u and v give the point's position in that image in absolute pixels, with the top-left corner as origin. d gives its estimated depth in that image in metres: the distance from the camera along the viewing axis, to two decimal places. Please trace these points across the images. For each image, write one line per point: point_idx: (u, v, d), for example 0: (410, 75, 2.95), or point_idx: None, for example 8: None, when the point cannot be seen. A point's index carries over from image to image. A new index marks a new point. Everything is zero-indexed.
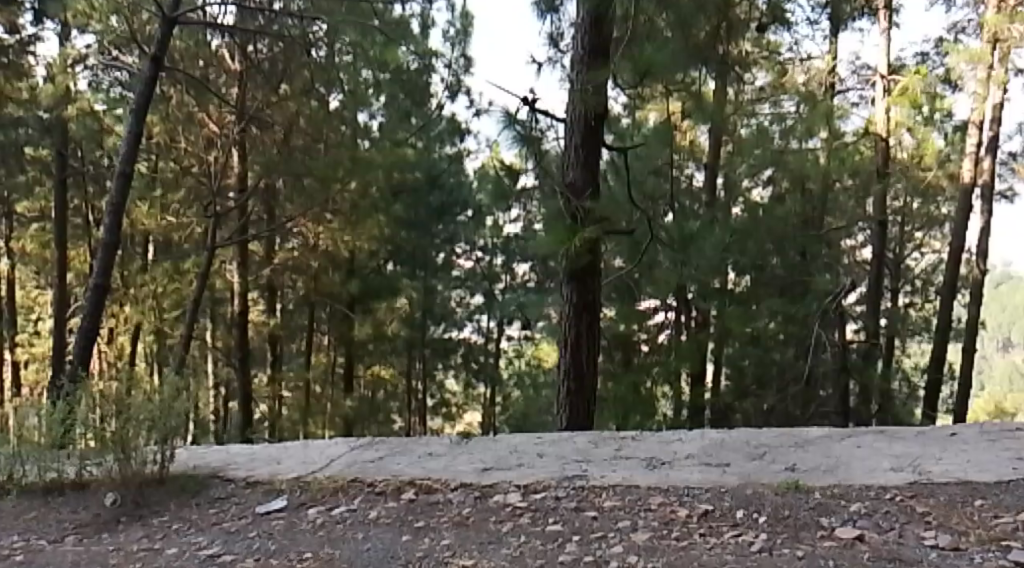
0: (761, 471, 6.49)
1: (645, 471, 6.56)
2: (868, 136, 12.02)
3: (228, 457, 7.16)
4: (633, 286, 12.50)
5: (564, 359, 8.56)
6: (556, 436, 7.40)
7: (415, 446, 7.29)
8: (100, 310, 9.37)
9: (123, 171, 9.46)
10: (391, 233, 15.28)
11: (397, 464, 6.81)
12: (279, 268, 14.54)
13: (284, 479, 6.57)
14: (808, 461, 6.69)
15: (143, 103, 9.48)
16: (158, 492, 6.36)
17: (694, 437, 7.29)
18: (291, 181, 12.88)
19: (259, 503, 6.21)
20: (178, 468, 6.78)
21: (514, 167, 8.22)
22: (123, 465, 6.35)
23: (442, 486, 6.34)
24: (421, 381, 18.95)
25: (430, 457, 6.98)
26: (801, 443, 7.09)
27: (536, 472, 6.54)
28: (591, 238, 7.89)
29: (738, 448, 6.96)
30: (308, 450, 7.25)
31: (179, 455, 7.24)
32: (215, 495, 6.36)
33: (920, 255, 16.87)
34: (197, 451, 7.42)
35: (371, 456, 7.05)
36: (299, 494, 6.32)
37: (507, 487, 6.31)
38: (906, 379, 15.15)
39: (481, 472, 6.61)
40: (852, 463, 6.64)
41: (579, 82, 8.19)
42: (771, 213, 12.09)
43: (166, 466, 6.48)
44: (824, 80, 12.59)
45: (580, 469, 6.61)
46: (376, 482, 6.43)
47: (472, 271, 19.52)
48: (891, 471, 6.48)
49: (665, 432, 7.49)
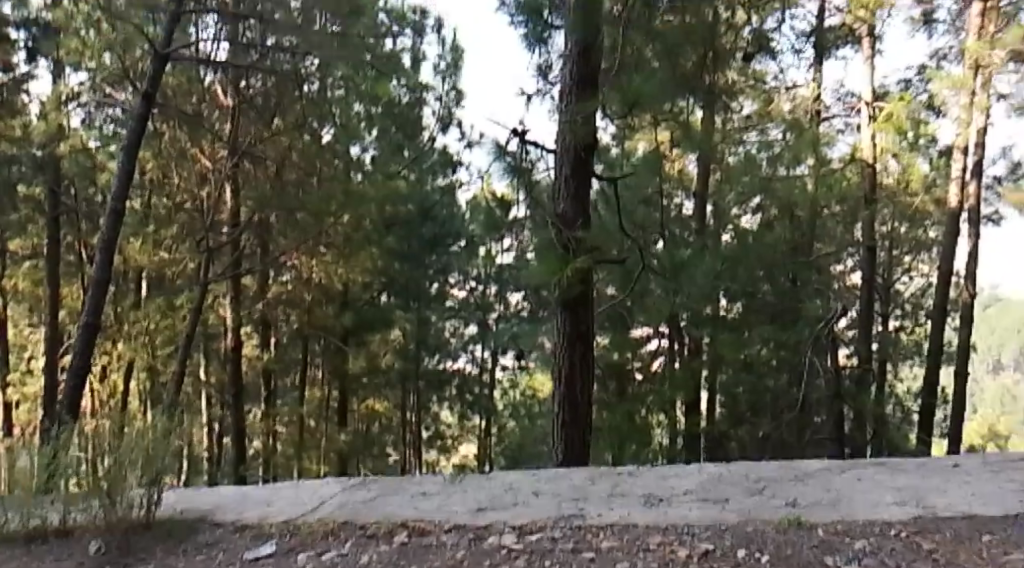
0: (761, 507, 6.43)
1: (641, 509, 6.50)
2: (855, 163, 11.99)
3: (217, 500, 7.06)
4: (627, 315, 12.45)
5: (558, 391, 8.50)
6: (551, 473, 7.34)
7: (408, 485, 7.22)
8: (91, 348, 9.28)
9: (114, 208, 9.40)
10: (383, 267, 15.23)
11: (389, 505, 6.74)
12: (271, 302, 14.49)
13: (275, 522, 6.50)
14: (808, 495, 6.63)
15: (134, 141, 9.44)
16: (145, 539, 6.28)
17: (691, 472, 7.23)
18: (283, 216, 12.84)
19: (248, 549, 6.13)
20: (165, 513, 6.67)
21: (505, 199, 8.15)
22: (108, 510, 6.27)
23: (435, 528, 6.28)
24: (415, 413, 18.85)
25: (423, 496, 6.91)
26: (801, 476, 7.03)
27: (531, 512, 6.48)
28: (583, 269, 7.86)
29: (737, 483, 6.89)
30: (299, 491, 7.16)
31: (168, 498, 7.16)
32: (203, 541, 6.28)
33: (911, 278, 16.87)
34: (186, 493, 7.34)
35: (362, 496, 6.97)
36: (288, 538, 6.25)
37: (502, 528, 6.24)
38: (900, 403, 15.11)
39: (475, 512, 6.54)
40: (854, 497, 6.59)
41: (569, 112, 8.14)
42: (763, 240, 12.02)
43: (151, 510, 6.40)
44: (809, 107, 12.50)
45: (576, 507, 6.54)
46: (368, 525, 6.36)
47: (465, 301, 19.18)
48: (895, 505, 6.43)
49: (662, 467, 7.42)
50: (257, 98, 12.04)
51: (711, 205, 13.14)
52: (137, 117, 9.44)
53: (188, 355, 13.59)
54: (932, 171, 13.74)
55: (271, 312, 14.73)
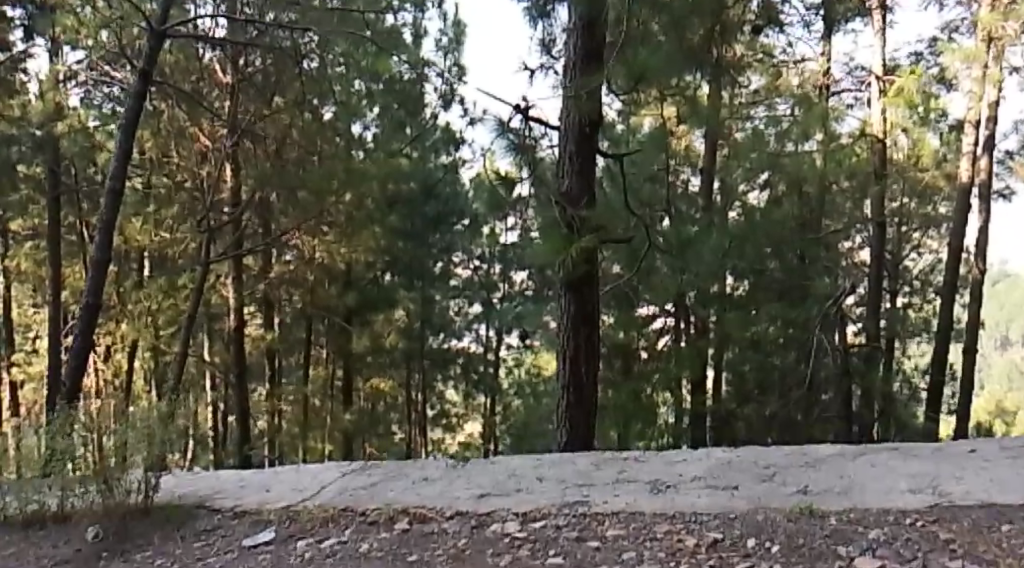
0: (771, 495, 6.32)
1: (648, 496, 6.40)
2: (865, 138, 11.79)
3: (215, 485, 6.99)
4: (633, 294, 12.34)
5: (563, 372, 8.39)
6: (555, 458, 7.24)
7: (410, 470, 7.12)
8: (93, 328, 9.19)
9: (113, 187, 9.28)
10: (387, 245, 15.09)
11: (391, 491, 6.65)
12: (274, 282, 14.39)
13: (274, 509, 6.41)
14: (820, 482, 6.53)
15: (133, 119, 9.31)
16: (143, 524, 6.19)
17: (699, 457, 7.12)
18: (285, 195, 12.72)
19: (246, 536, 6.04)
20: (162, 498, 6.59)
21: (509, 177, 7.96)
22: (106, 496, 6.19)
23: (436, 515, 6.19)
24: (420, 392, 18.76)
25: (426, 482, 6.82)
26: (812, 463, 6.93)
27: (535, 498, 6.38)
28: (589, 248, 7.74)
29: (746, 469, 6.79)
30: (299, 476, 7.08)
31: (166, 483, 7.07)
32: (201, 527, 6.19)
33: (920, 255, 16.70)
34: (185, 478, 7.26)
35: (363, 482, 6.88)
36: (287, 525, 6.16)
37: (504, 515, 6.15)
38: (908, 381, 15.01)
39: (478, 499, 6.45)
40: (867, 484, 6.48)
41: (574, 86, 7.99)
42: (770, 217, 11.87)
43: (150, 495, 6.31)
44: (818, 82, 12.44)
45: (581, 494, 6.45)
46: (368, 512, 6.28)
47: (469, 280, 19.22)
48: (910, 493, 6.32)
49: (669, 452, 7.32)
50: (257, 76, 11.89)
51: (719, 182, 13.16)
52: (136, 94, 9.31)
53: (190, 336, 13.51)
54: (942, 146, 13.56)
55: (273, 291, 14.63)
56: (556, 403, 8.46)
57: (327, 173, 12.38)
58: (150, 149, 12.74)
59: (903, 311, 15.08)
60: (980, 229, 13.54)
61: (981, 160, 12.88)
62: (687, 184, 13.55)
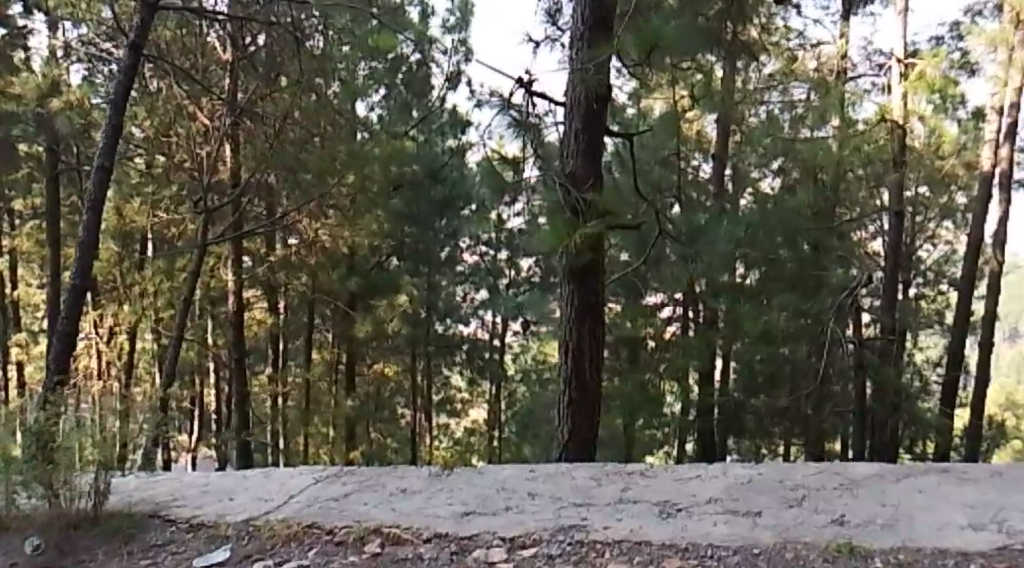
0: (799, 524, 5.90)
1: (655, 520, 5.99)
2: (884, 123, 11.18)
3: (174, 488, 6.60)
4: (642, 281, 11.96)
5: (564, 368, 7.96)
6: (551, 469, 6.81)
7: (388, 480, 6.69)
8: (80, 309, 8.69)
9: (101, 164, 8.79)
10: (386, 229, 14.59)
11: (363, 505, 6.24)
12: (274, 265, 13.96)
13: (234, 522, 6.04)
14: (859, 511, 6.09)
15: (122, 90, 8.82)
16: (88, 536, 5.86)
17: (715, 474, 6.68)
18: (285, 176, 12.37)
19: (198, 554, 5.72)
20: (116, 503, 6.24)
21: (515, 158, 7.79)
22: (52, 502, 5.86)
23: (412, 537, 5.80)
24: (425, 377, 18.21)
25: (406, 495, 6.40)
26: (849, 485, 6.47)
27: (525, 520, 5.97)
28: (594, 235, 7.26)
29: (769, 491, 6.35)
30: (266, 482, 6.66)
31: (123, 485, 6.67)
32: (152, 542, 5.85)
33: (935, 247, 16.07)
34: (143, 479, 6.85)
35: (334, 492, 6.45)
36: (245, 543, 5.81)
37: (490, 540, 5.76)
38: (921, 374, 14.59)
39: (461, 517, 6.04)
40: (916, 516, 6.03)
41: (581, 60, 7.55)
42: (782, 205, 11.47)
43: (100, 502, 5.97)
44: (836, 67, 11.79)
45: (577, 516, 6.03)
46: (336, 530, 5.89)
47: (475, 266, 18.03)
48: (971, 529, 5.88)
49: (680, 467, 6.87)
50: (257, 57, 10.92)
51: (731, 169, 13.16)
52: (127, 64, 8.87)
53: (185, 321, 13.11)
54: (963, 135, 12.93)
55: (273, 275, 14.21)
56: (556, 399, 8.04)
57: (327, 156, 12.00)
58: (148, 126, 12.25)
59: (917, 303, 14.61)
60: (1000, 221, 13.01)
61: (1001, 150, 12.18)
62: (698, 171, 13.15)
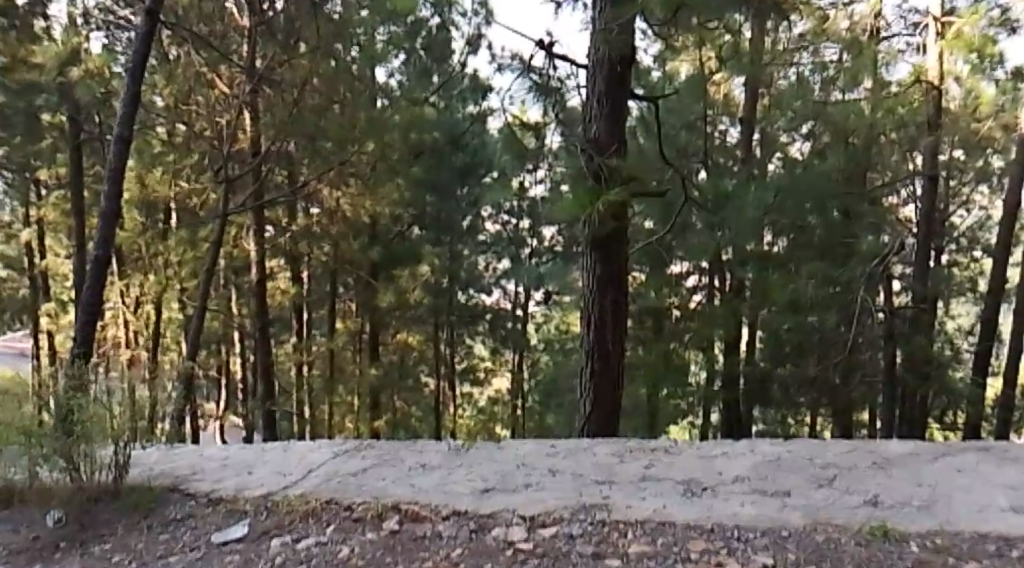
0: (829, 505, 5.79)
1: (680, 499, 5.89)
2: (920, 85, 11.25)
3: (194, 462, 6.57)
4: (666, 250, 11.84)
5: (585, 339, 7.86)
6: (574, 445, 6.72)
7: (407, 455, 6.62)
8: (103, 278, 8.58)
9: (122, 134, 8.73)
10: (408, 197, 14.43)
11: (381, 481, 6.17)
12: (297, 234, 13.89)
13: (252, 497, 6.00)
14: (893, 492, 5.97)
15: (141, 58, 8.74)
16: (108, 510, 5.86)
17: (742, 452, 6.58)
18: (306, 145, 12.24)
19: (216, 530, 5.66)
20: (134, 477, 6.23)
21: (537, 124, 7.78)
22: (72, 476, 5.87)
23: (430, 514, 5.74)
24: (449, 347, 18.10)
25: (426, 471, 6.33)
26: (883, 464, 6.35)
27: (547, 498, 5.90)
28: (618, 202, 7.10)
29: (799, 470, 6.25)
30: (286, 457, 6.62)
31: (142, 457, 6.64)
32: (171, 516, 5.83)
33: (968, 212, 15.75)
34: (164, 451, 6.83)
35: (353, 467, 6.39)
36: (263, 518, 5.76)
37: (510, 518, 5.69)
38: (951, 342, 14.38)
39: (480, 495, 5.97)
40: (954, 498, 5.90)
41: (602, 20, 7.35)
42: (811, 170, 11.28)
43: (120, 476, 5.99)
44: (869, 26, 11.13)
45: (599, 494, 5.95)
46: (354, 506, 5.84)
47: (499, 235, 17.91)
48: (1013, 513, 5.73)
49: (706, 444, 6.76)
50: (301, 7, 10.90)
51: (759, 134, 12.90)
52: (145, 32, 8.72)
53: (209, 292, 13.07)
54: None
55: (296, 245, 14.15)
56: (579, 370, 7.94)
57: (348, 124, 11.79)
58: (169, 94, 12.24)
59: (948, 270, 14.38)
60: None
61: None
62: (725, 136, 13.00)
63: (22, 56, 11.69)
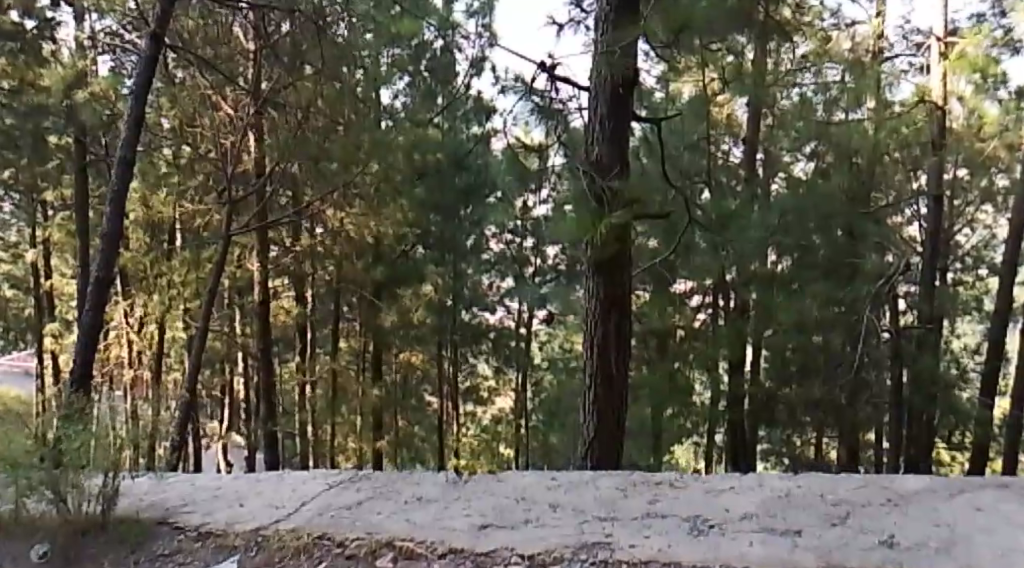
0: (842, 546, 5.69)
1: (684, 537, 5.81)
2: (924, 104, 11.21)
3: (186, 494, 6.45)
4: (671, 269, 11.72)
5: (588, 364, 7.77)
6: (575, 478, 6.61)
7: (404, 487, 6.51)
8: (104, 300, 8.51)
9: (123, 157, 8.64)
10: (411, 217, 14.35)
11: (378, 515, 6.08)
12: (299, 255, 13.82)
13: (242, 533, 5.92)
14: (910, 532, 5.85)
15: (144, 79, 8.66)
16: (95, 544, 5.80)
17: (749, 486, 6.47)
18: (309, 164, 12.14)
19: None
20: (123, 509, 6.15)
21: (541, 144, 7.81)
22: (61, 508, 5.79)
23: (425, 551, 5.72)
24: (453, 366, 17.93)
25: (421, 504, 6.23)
26: (898, 502, 6.23)
27: (547, 536, 5.81)
28: (620, 226, 7.06)
29: (810, 508, 6.14)
30: (279, 487, 6.51)
31: (133, 488, 6.57)
32: (159, 551, 5.80)
33: (972, 231, 15.65)
34: (156, 481, 6.73)
35: (348, 500, 6.29)
36: (253, 554, 5.76)
37: (509, 557, 5.65)
38: (957, 362, 14.24)
39: (478, 531, 5.89)
40: (974, 539, 5.77)
41: (606, 41, 7.23)
42: (815, 191, 11.19)
43: (108, 508, 5.91)
44: (871, 47, 11.42)
45: (601, 531, 5.86)
46: (347, 542, 5.80)
47: (501, 254, 17.20)
48: None
49: (713, 478, 6.65)
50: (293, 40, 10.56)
51: (762, 153, 12.85)
52: (147, 54, 8.68)
53: (210, 313, 12.99)
54: None
55: (299, 265, 14.06)
56: (582, 395, 7.83)
57: None
58: (174, 116, 12.22)
59: (954, 290, 14.26)
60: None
61: None
62: (728, 156, 12.95)
63: (30, 79, 11.76)
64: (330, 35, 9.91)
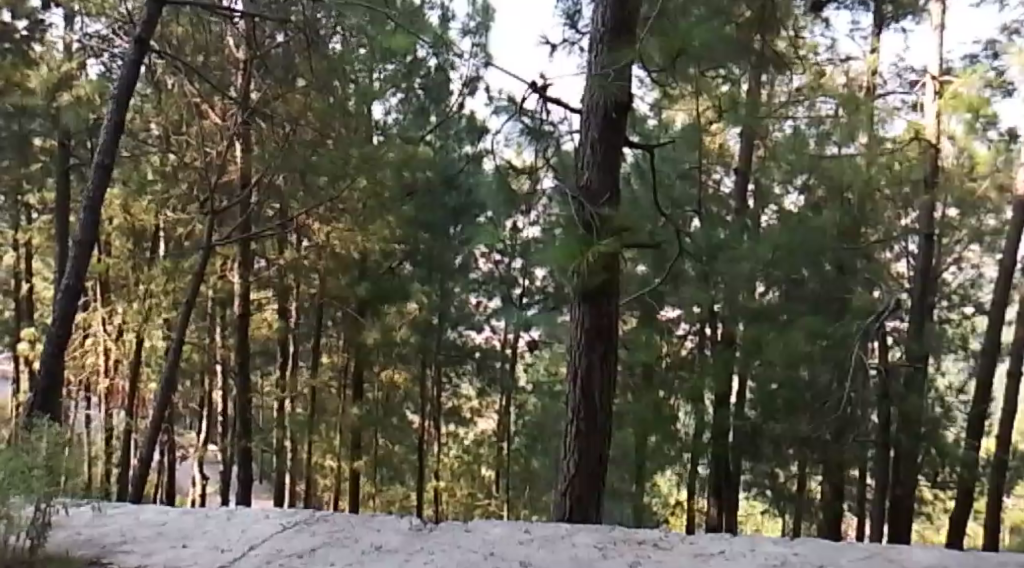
0: None
1: None
2: (917, 142, 10.80)
3: (127, 528, 6.54)
4: (660, 298, 11.46)
5: (571, 398, 7.51)
6: (553, 533, 6.50)
7: (363, 535, 6.44)
8: (74, 308, 8.21)
9: (100, 162, 8.37)
10: (398, 234, 14.11)
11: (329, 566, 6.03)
12: (283, 268, 13.53)
13: None
14: None
15: (126, 84, 8.37)
16: None
17: (745, 553, 6.31)
18: (296, 177, 11.86)
19: None
20: (56, 547, 6.16)
21: (533, 169, 7.44)
22: None
23: None
24: (435, 386, 17.57)
25: (379, 556, 6.17)
26: None
27: None
28: (608, 254, 6.76)
29: None
30: (228, 530, 6.51)
31: (73, 522, 6.63)
32: None
33: (960, 270, 15.46)
34: (100, 511, 6.84)
35: (300, 547, 6.27)
36: None
37: None
38: (945, 401, 13.98)
39: None
40: None
41: (601, 65, 6.97)
42: (808, 223, 10.94)
43: (37, 545, 5.82)
44: (865, 84, 11.23)
45: None
46: None
47: (489, 274, 17.18)
48: None
49: (707, 541, 6.51)
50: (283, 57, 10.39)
51: (753, 184, 12.72)
52: (131, 59, 8.40)
53: (186, 324, 12.64)
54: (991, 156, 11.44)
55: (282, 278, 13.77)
56: (563, 431, 7.55)
57: (339, 158, 11.41)
58: (162, 123, 12.01)
59: (942, 329, 14.03)
60: None
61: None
62: (719, 184, 12.94)
63: (16, 79, 11.30)
64: (326, 49, 9.75)
